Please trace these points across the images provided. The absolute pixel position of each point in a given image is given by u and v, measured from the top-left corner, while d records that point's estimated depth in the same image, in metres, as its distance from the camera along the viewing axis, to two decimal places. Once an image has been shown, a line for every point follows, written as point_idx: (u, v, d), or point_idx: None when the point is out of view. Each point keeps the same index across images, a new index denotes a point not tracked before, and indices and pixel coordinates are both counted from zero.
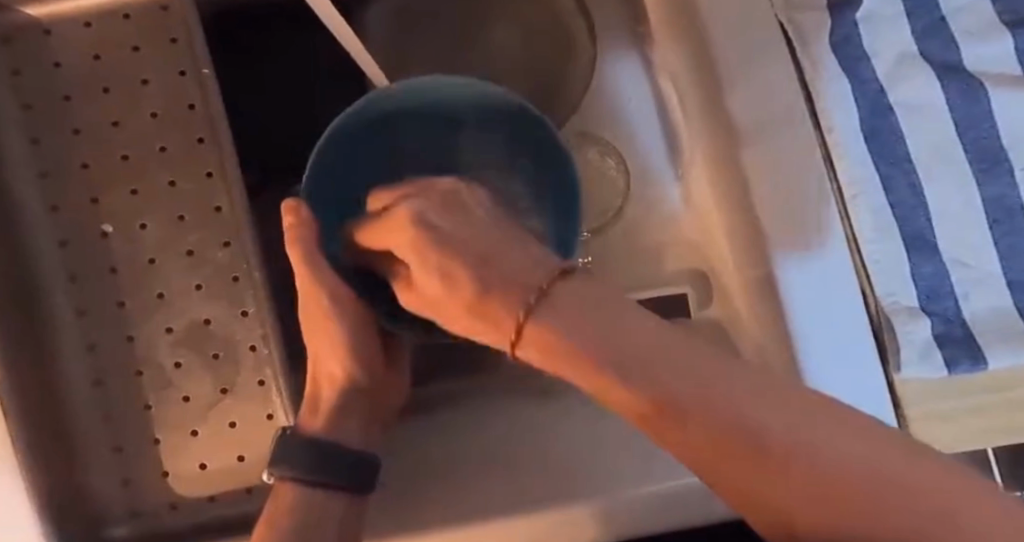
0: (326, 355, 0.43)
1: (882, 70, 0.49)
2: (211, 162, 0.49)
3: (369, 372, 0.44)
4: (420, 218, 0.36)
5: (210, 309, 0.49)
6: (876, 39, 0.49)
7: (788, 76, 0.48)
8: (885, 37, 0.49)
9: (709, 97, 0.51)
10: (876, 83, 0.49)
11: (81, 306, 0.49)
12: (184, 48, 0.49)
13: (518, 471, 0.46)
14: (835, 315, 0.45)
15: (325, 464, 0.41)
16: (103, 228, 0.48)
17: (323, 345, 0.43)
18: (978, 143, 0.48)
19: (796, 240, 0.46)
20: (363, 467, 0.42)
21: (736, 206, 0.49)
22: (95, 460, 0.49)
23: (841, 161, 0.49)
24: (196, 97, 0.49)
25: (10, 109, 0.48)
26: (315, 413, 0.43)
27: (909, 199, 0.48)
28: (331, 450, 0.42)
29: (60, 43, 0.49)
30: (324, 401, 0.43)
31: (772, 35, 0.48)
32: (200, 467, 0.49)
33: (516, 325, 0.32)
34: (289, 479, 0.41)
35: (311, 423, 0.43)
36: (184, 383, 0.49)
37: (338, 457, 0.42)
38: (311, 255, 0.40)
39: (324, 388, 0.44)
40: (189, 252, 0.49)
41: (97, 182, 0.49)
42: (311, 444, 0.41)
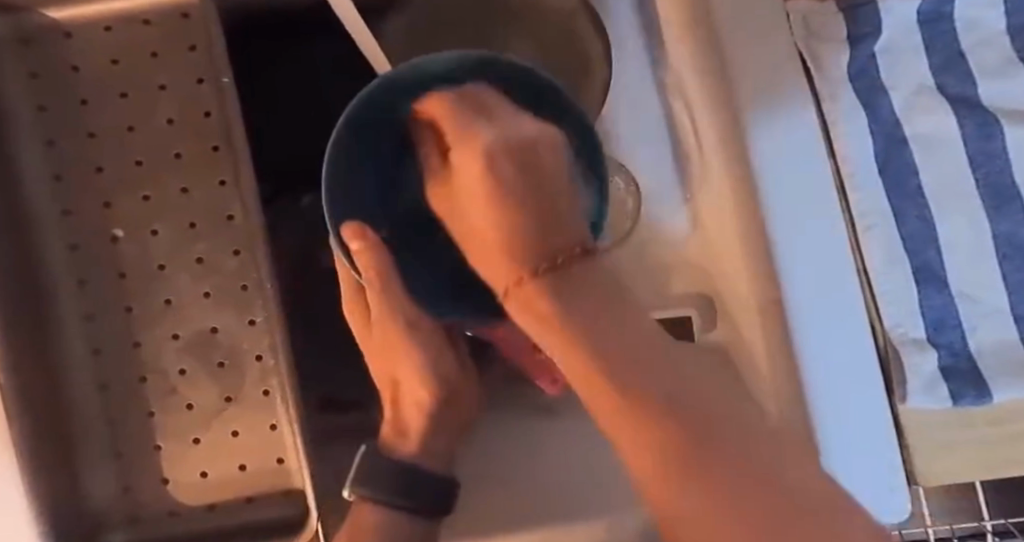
0: (405, 382, 0.44)
1: (898, 102, 0.50)
2: (225, 172, 0.49)
3: (445, 385, 0.44)
4: (487, 151, 0.36)
5: (217, 317, 0.49)
6: (894, 71, 0.50)
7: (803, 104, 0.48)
8: (902, 70, 0.50)
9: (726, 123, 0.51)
10: (892, 116, 0.50)
11: (90, 311, 0.49)
12: (203, 55, 0.49)
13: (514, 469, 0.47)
14: (839, 339, 0.46)
15: (411, 490, 0.42)
16: (114, 233, 0.48)
17: (402, 371, 0.44)
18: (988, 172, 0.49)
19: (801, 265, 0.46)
20: (439, 494, 0.42)
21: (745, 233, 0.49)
22: (97, 465, 0.49)
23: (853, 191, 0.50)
24: (213, 105, 0.49)
25: (26, 113, 0.48)
26: (400, 436, 0.44)
27: (920, 232, 0.49)
28: (415, 470, 0.43)
29: (80, 46, 0.49)
30: (411, 424, 0.44)
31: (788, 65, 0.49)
32: (201, 475, 0.49)
33: (518, 276, 0.35)
34: (373, 502, 0.42)
35: (395, 445, 0.44)
36: (188, 390, 0.49)
37: (424, 485, 0.42)
38: (383, 271, 0.41)
39: (407, 411, 0.44)
40: (199, 260, 0.49)
41: (108, 186, 0.48)
42: (396, 464, 0.43)
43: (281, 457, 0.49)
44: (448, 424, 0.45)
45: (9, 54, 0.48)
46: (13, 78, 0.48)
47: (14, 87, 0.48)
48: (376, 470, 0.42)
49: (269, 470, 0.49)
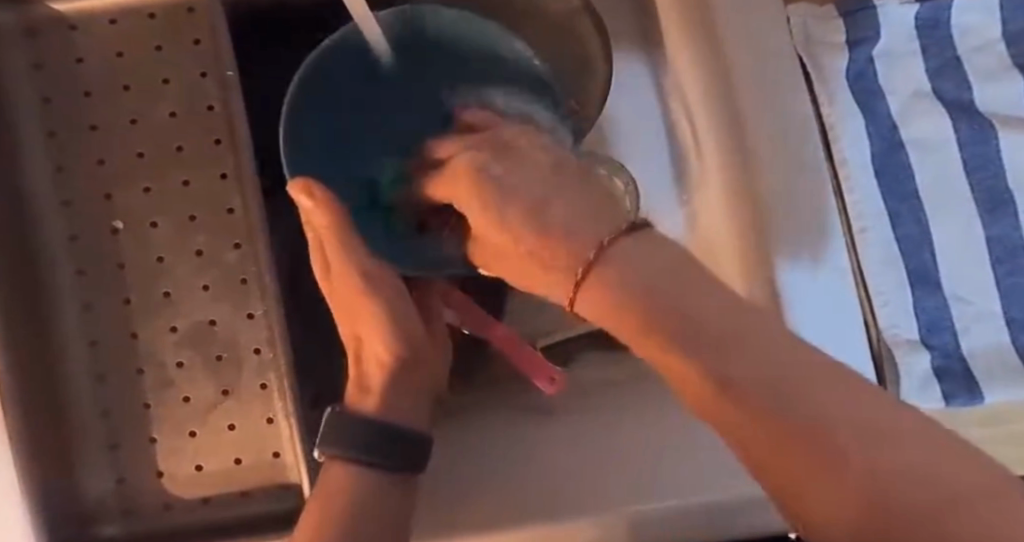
0: (364, 328, 0.45)
1: (896, 107, 0.57)
2: (226, 165, 0.49)
3: (411, 346, 0.45)
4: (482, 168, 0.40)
5: (216, 310, 0.49)
6: (891, 78, 0.58)
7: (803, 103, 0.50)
8: (898, 76, 0.58)
9: (728, 126, 0.53)
10: (890, 121, 0.57)
11: (88, 302, 0.49)
12: (207, 49, 0.49)
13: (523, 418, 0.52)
14: (829, 304, 0.47)
15: (377, 444, 0.42)
16: (114, 225, 0.48)
17: (365, 328, 0.44)
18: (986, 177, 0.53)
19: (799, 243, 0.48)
20: (405, 447, 0.42)
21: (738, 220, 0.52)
22: (93, 456, 0.49)
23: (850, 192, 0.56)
24: (215, 98, 0.49)
25: (28, 105, 0.49)
26: (361, 391, 0.44)
27: (914, 234, 0.55)
28: (391, 428, 0.42)
29: (83, 37, 0.49)
30: (371, 378, 0.44)
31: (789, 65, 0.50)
32: (197, 468, 0.49)
33: (580, 268, 0.37)
34: (341, 459, 0.41)
35: (359, 402, 0.44)
36: (186, 383, 0.49)
37: (390, 435, 0.42)
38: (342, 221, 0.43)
39: (369, 367, 0.45)
40: (198, 253, 0.49)
41: (109, 178, 0.48)
42: (368, 419, 0.42)
43: (277, 452, 0.49)
44: (418, 382, 0.45)
45: (13, 46, 0.49)
46: (16, 70, 0.49)
47: (17, 79, 0.48)
48: (337, 426, 0.42)
49: (264, 464, 0.49)
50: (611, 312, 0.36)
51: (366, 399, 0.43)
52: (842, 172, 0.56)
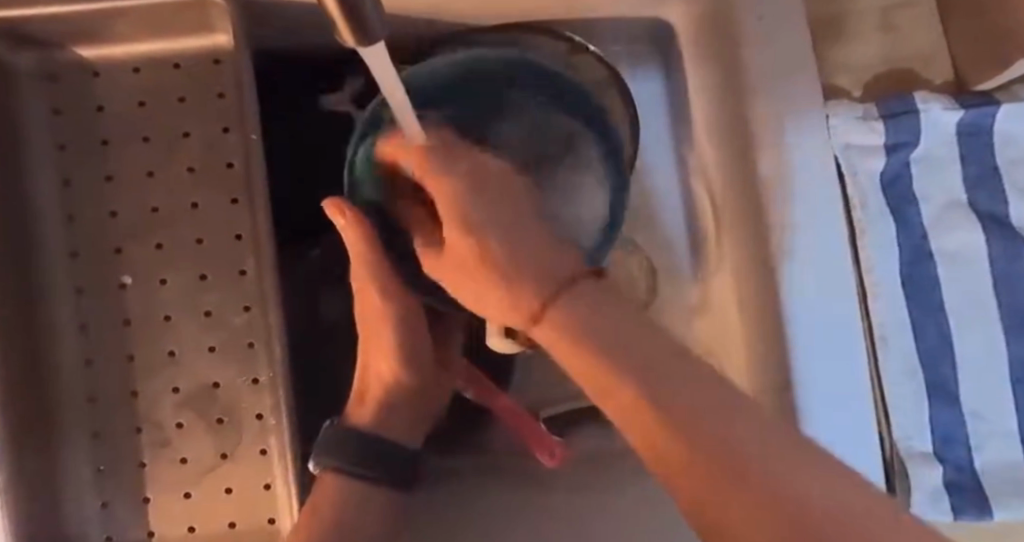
0: (372, 347, 0.47)
1: (927, 214, 0.55)
2: (242, 226, 0.48)
3: (416, 374, 0.48)
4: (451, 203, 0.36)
5: (220, 373, 0.48)
6: (929, 183, 0.55)
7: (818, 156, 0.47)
8: (937, 180, 0.55)
9: (745, 206, 0.52)
10: (922, 228, 0.55)
11: (89, 356, 0.48)
12: (231, 105, 0.48)
13: (542, 448, 0.53)
14: (843, 369, 0.45)
15: (372, 460, 0.46)
16: (122, 279, 0.47)
17: (376, 341, 0.46)
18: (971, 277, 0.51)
19: (806, 282, 0.46)
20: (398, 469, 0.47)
21: (748, 299, 0.52)
22: (82, 514, 0.47)
23: (875, 296, 0.53)
24: (236, 157, 0.48)
25: (46, 152, 0.48)
26: (361, 404, 0.47)
27: (935, 345, 0.54)
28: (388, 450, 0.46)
29: (106, 86, 0.49)
30: (371, 394, 0.47)
31: (807, 118, 0.48)
32: (188, 530, 0.47)
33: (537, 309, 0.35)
34: (334, 470, 0.44)
35: (357, 415, 0.47)
36: (183, 444, 0.47)
37: (389, 457, 0.46)
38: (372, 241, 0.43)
39: (372, 383, 0.48)
40: (207, 314, 0.47)
41: (121, 230, 0.47)
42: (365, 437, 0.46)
43: (273, 518, 0.47)
44: (411, 411, 0.48)
45: (37, 92, 0.48)
46: (37, 116, 0.48)
47: (37, 126, 0.48)
48: (336, 439, 0.45)
49: (258, 528, 0.47)
50: (604, 374, 0.32)
51: (361, 413, 0.47)
52: (869, 280, 0.53)
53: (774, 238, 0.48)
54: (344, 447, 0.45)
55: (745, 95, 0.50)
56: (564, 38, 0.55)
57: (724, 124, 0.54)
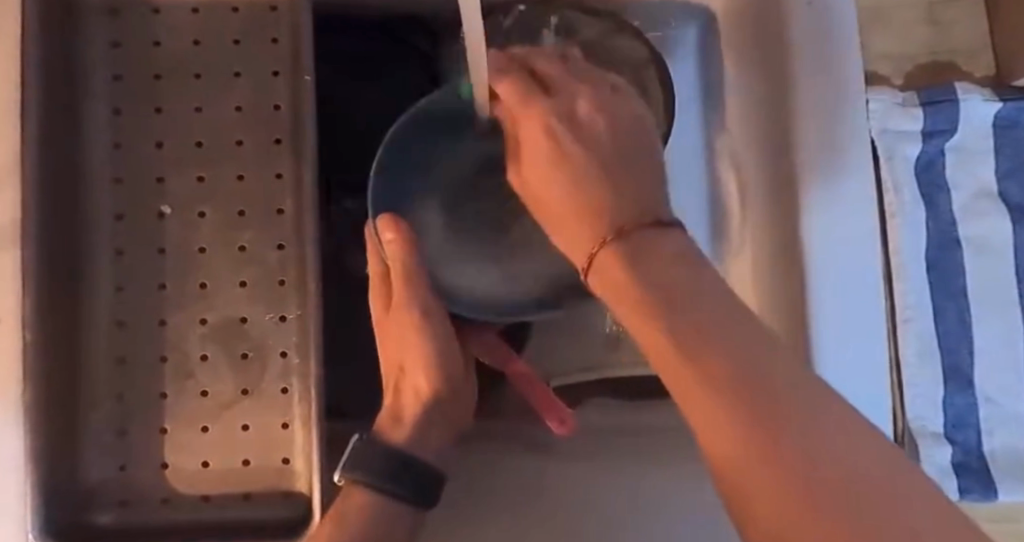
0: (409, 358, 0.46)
1: (948, 205, 0.62)
2: (283, 165, 0.48)
3: (446, 381, 0.46)
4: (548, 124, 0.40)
5: (248, 308, 0.48)
6: None
7: (850, 114, 0.48)
8: None
9: (773, 171, 0.53)
10: (935, 221, 0.61)
11: (121, 283, 0.48)
12: (285, 49, 0.49)
13: (552, 413, 0.52)
14: (855, 316, 0.47)
15: (397, 474, 0.42)
16: (162, 209, 0.48)
17: (409, 350, 0.45)
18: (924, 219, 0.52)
19: (828, 237, 0.48)
20: (426, 485, 0.42)
21: (772, 281, 0.53)
22: (98, 441, 0.48)
23: None
24: (283, 98, 0.49)
25: (99, 79, 0.49)
26: (396, 425, 0.44)
27: None
28: (413, 465, 0.43)
29: (164, 20, 0.49)
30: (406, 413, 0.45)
31: (849, 78, 0.49)
32: (203, 465, 0.48)
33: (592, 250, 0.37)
34: (359, 484, 0.42)
35: (392, 432, 0.44)
36: (207, 378, 0.48)
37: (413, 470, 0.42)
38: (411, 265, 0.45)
39: (407, 399, 0.45)
40: (241, 249, 0.48)
41: (165, 160, 0.48)
42: (388, 451, 0.43)
43: (286, 458, 0.48)
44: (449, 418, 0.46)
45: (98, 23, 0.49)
46: (92, 44, 0.49)
47: (92, 53, 0.49)
48: (367, 450, 0.42)
49: (273, 469, 0.48)
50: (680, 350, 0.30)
51: (396, 430, 0.44)
52: None
53: (807, 205, 0.48)
54: (369, 456, 0.42)
55: (790, 81, 0.50)
56: (605, 15, 0.56)
57: (758, 87, 0.55)
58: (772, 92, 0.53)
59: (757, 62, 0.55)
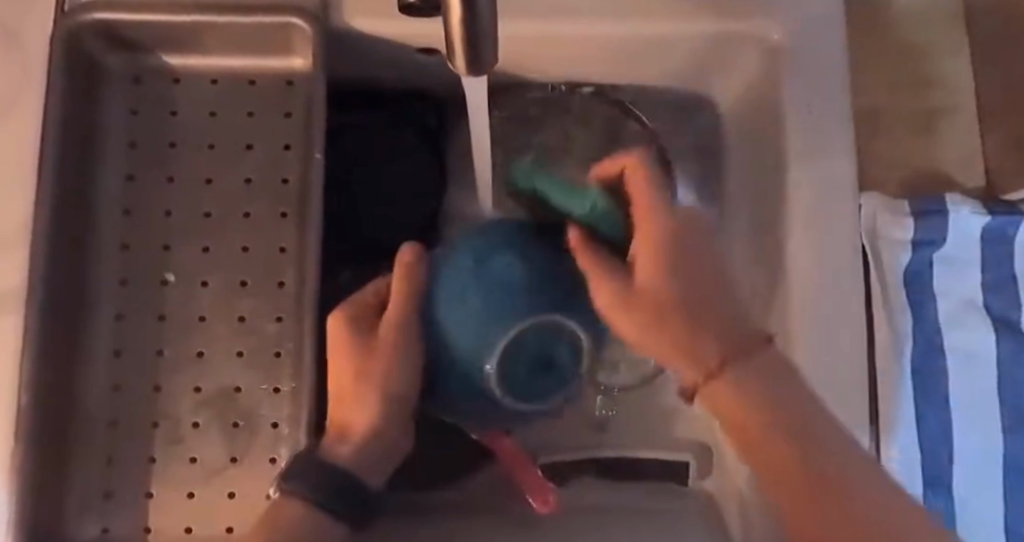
0: (353, 395, 0.46)
1: (943, 311, 0.49)
2: (286, 239, 0.49)
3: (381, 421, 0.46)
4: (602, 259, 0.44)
5: (243, 378, 0.48)
6: (951, 281, 0.50)
7: (840, 220, 0.48)
8: (958, 281, 0.50)
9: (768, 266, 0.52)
10: (936, 322, 0.49)
11: (119, 347, 0.49)
12: (297, 124, 0.51)
13: (537, 493, 0.54)
14: None
15: (333, 492, 0.43)
16: (165, 277, 0.49)
17: (357, 389, 0.46)
18: (918, 111, 0.53)
19: (811, 359, 0.47)
20: (356, 502, 0.43)
21: None
22: (84, 502, 0.47)
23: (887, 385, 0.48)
24: (292, 173, 0.50)
25: (117, 148, 0.51)
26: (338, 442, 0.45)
27: (939, 439, 0.48)
28: (345, 482, 0.43)
29: (183, 93, 0.52)
30: (353, 431, 0.46)
31: (838, 171, 0.49)
32: (186, 531, 0.47)
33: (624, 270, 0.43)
34: (293, 496, 0.42)
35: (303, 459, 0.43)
36: (197, 444, 0.48)
37: (347, 490, 0.43)
38: (410, 293, 0.45)
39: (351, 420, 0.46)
40: (240, 320, 0.49)
41: (171, 230, 0.50)
42: (326, 468, 0.43)
43: None
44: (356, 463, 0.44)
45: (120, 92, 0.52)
46: (115, 114, 0.51)
47: (112, 122, 0.51)
48: (312, 466, 0.43)
49: None
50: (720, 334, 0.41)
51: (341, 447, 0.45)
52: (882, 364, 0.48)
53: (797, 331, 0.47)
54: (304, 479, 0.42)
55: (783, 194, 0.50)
56: (611, 101, 0.57)
57: (755, 176, 0.54)
58: (767, 205, 0.53)
59: (755, 151, 0.55)
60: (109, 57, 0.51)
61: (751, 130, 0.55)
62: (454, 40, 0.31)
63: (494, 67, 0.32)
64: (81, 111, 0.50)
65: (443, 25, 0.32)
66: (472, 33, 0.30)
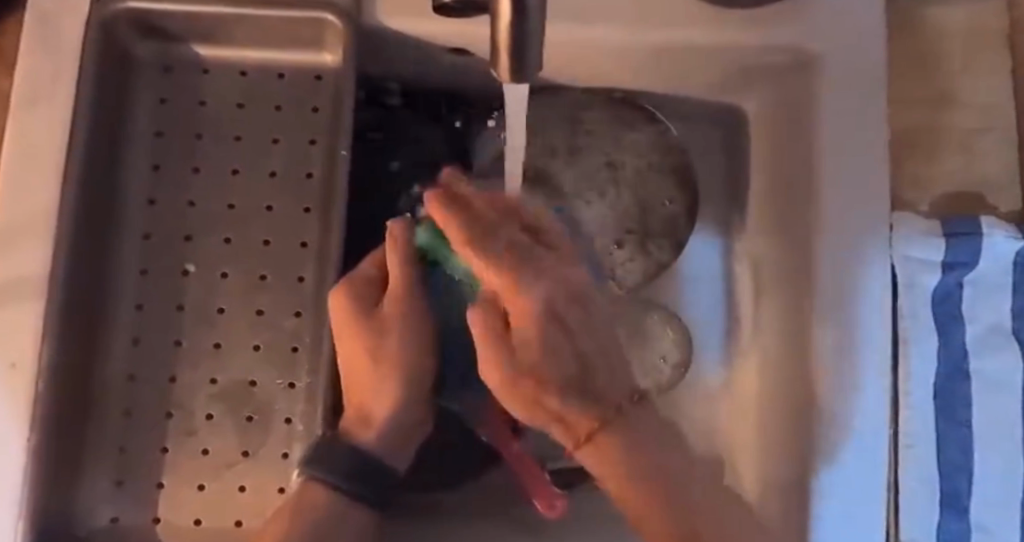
0: (365, 382, 0.45)
1: (971, 335, 0.48)
2: (309, 235, 0.50)
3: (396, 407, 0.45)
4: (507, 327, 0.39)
5: (259, 372, 0.48)
6: (977, 305, 0.48)
7: (860, 239, 0.49)
8: (986, 305, 0.48)
9: (791, 279, 0.52)
10: (962, 347, 0.48)
11: (137, 336, 0.49)
12: (325, 119, 0.51)
13: (543, 496, 0.53)
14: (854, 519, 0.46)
15: (355, 474, 0.44)
16: (185, 267, 0.49)
17: (367, 379, 0.45)
18: (956, 123, 0.52)
19: (830, 375, 0.48)
20: (381, 485, 0.45)
21: (775, 400, 0.52)
22: (94, 490, 0.47)
23: (906, 406, 0.48)
24: (317, 168, 0.50)
25: (143, 137, 0.51)
26: (362, 426, 0.45)
27: (956, 462, 0.48)
28: (368, 465, 0.44)
29: (212, 84, 0.52)
30: (374, 417, 0.45)
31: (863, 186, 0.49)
32: (194, 523, 0.47)
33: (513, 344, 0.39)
34: (316, 480, 0.43)
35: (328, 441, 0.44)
36: (210, 437, 0.48)
37: (370, 473, 0.44)
38: (406, 279, 0.45)
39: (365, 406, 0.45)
40: (258, 314, 0.49)
41: (194, 220, 0.50)
42: (352, 452, 0.44)
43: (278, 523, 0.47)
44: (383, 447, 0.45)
45: (149, 80, 0.52)
46: (143, 102, 0.51)
47: (139, 110, 0.51)
48: (325, 451, 0.43)
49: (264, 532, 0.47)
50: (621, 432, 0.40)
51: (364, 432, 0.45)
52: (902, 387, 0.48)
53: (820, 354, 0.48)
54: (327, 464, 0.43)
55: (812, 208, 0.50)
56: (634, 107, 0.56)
57: (779, 188, 0.54)
58: (789, 219, 0.52)
59: (779, 163, 0.54)
60: (138, 45, 0.51)
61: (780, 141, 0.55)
62: (499, 43, 0.30)
63: (537, 72, 0.31)
64: (111, 99, 0.50)
65: (490, 25, 0.30)
66: (519, 35, 0.29)
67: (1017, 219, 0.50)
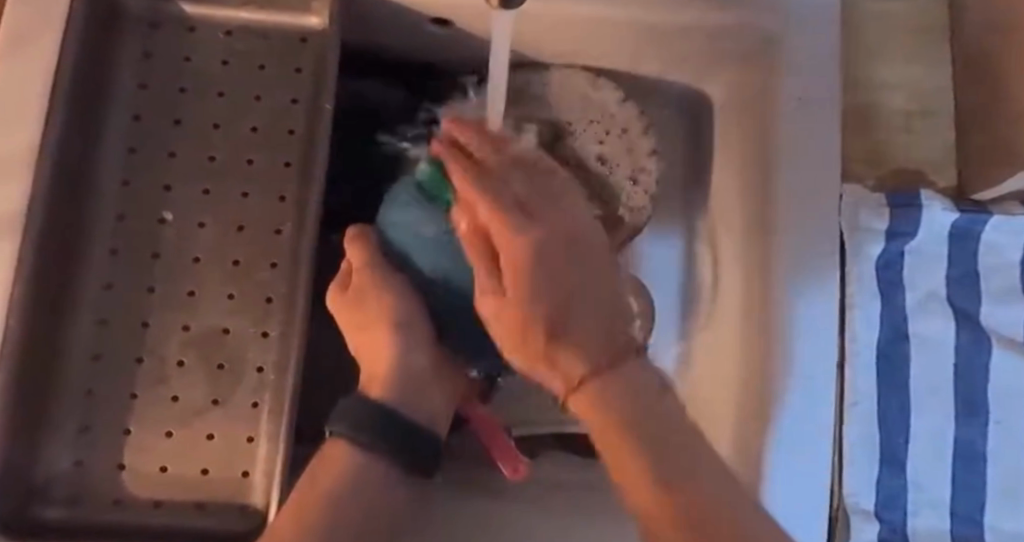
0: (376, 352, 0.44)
1: (911, 300, 0.53)
2: (288, 188, 0.51)
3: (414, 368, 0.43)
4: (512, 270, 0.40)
5: (232, 320, 0.49)
6: (915, 273, 0.53)
7: (809, 207, 0.51)
8: (923, 273, 0.53)
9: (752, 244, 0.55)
10: (902, 310, 0.53)
11: (110, 281, 0.49)
12: (306, 80, 0.53)
13: (507, 461, 0.52)
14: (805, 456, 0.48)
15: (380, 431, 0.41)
16: (163, 215, 0.50)
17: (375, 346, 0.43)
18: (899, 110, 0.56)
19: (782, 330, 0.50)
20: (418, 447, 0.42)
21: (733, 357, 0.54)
22: (60, 434, 0.47)
23: (852, 364, 0.51)
24: (298, 125, 0.52)
25: (126, 87, 0.52)
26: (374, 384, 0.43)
27: (895, 419, 0.52)
28: (392, 418, 0.41)
29: (197, 42, 0.53)
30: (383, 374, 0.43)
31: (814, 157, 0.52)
32: (160, 470, 0.47)
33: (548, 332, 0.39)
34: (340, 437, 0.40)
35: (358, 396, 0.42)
36: (180, 383, 0.48)
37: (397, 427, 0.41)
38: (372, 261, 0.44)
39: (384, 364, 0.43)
40: (234, 264, 0.50)
41: (173, 170, 0.51)
42: (369, 403, 0.41)
43: (247, 472, 0.47)
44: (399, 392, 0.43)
45: (134, 35, 0.53)
46: (127, 56, 0.53)
47: (123, 63, 0.52)
48: (353, 405, 0.41)
49: (232, 480, 0.47)
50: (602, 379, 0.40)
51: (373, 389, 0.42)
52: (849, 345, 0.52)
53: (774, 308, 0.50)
54: (350, 424, 0.41)
55: (769, 171, 0.53)
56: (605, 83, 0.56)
57: (740, 164, 0.57)
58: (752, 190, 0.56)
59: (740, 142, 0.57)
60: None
61: (737, 121, 0.58)
62: None
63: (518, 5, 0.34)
64: (94, 48, 0.51)
65: None
66: None
67: (953, 194, 0.55)
